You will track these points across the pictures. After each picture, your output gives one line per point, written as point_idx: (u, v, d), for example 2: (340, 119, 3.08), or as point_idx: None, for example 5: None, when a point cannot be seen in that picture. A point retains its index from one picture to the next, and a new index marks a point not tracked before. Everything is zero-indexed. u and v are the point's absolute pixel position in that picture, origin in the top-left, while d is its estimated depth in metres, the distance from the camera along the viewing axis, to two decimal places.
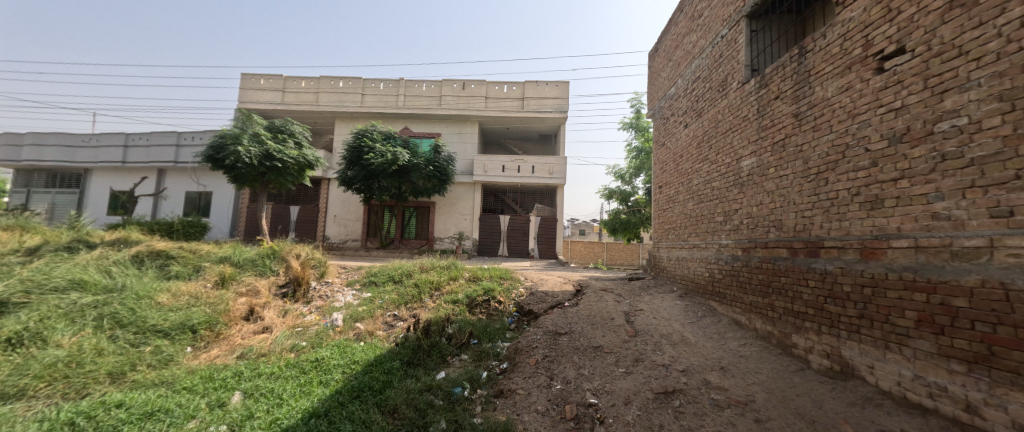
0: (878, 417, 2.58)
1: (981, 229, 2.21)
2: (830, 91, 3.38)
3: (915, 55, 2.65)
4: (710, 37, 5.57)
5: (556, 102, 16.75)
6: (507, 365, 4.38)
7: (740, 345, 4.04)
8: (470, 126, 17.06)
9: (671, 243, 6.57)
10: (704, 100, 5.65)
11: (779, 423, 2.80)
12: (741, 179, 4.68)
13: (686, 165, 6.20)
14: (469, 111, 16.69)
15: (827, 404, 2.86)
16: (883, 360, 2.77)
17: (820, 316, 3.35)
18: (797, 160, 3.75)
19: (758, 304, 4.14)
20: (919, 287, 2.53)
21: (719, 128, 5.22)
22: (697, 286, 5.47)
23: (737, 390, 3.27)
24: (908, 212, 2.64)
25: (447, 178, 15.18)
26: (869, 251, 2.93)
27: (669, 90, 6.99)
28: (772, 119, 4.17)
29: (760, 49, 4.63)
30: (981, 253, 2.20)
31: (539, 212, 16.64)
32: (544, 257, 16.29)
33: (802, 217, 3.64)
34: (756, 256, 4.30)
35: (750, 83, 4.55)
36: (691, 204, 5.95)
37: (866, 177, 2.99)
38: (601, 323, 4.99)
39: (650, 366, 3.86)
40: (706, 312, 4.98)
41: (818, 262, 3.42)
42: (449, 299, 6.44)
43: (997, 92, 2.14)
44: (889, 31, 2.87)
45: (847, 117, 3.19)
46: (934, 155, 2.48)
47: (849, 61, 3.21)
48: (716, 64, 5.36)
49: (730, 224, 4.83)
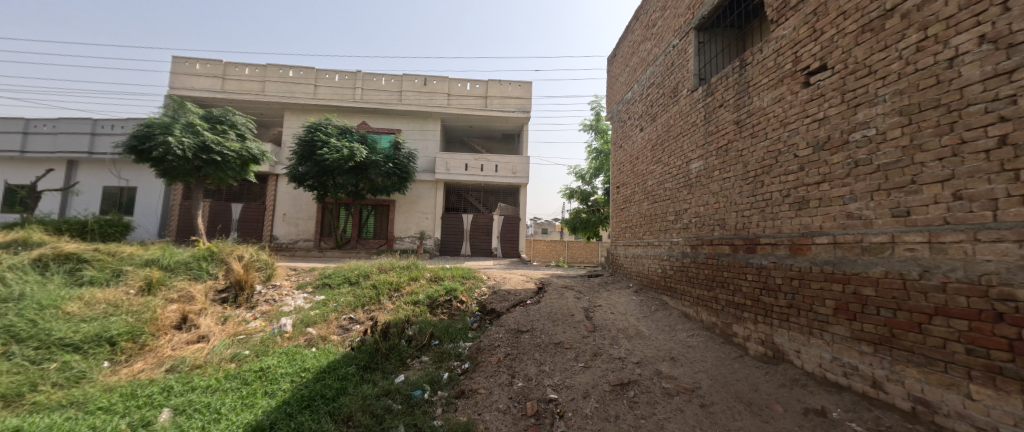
0: (804, 397, 2.88)
1: (884, 226, 2.54)
2: (766, 102, 3.70)
3: (834, 72, 2.99)
4: (662, 46, 5.88)
5: (519, 102, 16.87)
6: (469, 365, 4.33)
7: (688, 336, 4.32)
8: (432, 123, 16.71)
9: (627, 241, 6.86)
10: (658, 105, 5.95)
11: (721, 406, 3.04)
12: (690, 180, 4.98)
13: (641, 166, 6.50)
14: (431, 107, 16.33)
15: (762, 386, 3.15)
16: (807, 345, 3.09)
17: (756, 306, 3.66)
18: (737, 164, 4.06)
19: (704, 297, 4.44)
20: (836, 278, 2.86)
21: (671, 132, 5.53)
22: (651, 282, 5.76)
23: (685, 378, 3.50)
24: (827, 212, 2.97)
25: (408, 176, 14.72)
26: (796, 247, 3.25)
27: (626, 94, 7.29)
28: (716, 125, 4.48)
29: (707, 59, 4.97)
30: (884, 248, 2.53)
31: (502, 211, 16.68)
32: (507, 256, 16.33)
33: (742, 216, 3.95)
34: (702, 252, 4.59)
35: (698, 91, 4.87)
36: (646, 204, 6.26)
37: (794, 181, 3.31)
38: (562, 320, 5.10)
39: (608, 359, 4.00)
40: (659, 306, 5.27)
41: (754, 257, 3.73)
42: (409, 301, 6.26)
43: (898, 107, 2.48)
44: (814, 49, 3.20)
45: (779, 126, 3.52)
46: (849, 162, 2.81)
47: (781, 75, 3.53)
48: (668, 72, 5.66)
49: (680, 223, 5.14)
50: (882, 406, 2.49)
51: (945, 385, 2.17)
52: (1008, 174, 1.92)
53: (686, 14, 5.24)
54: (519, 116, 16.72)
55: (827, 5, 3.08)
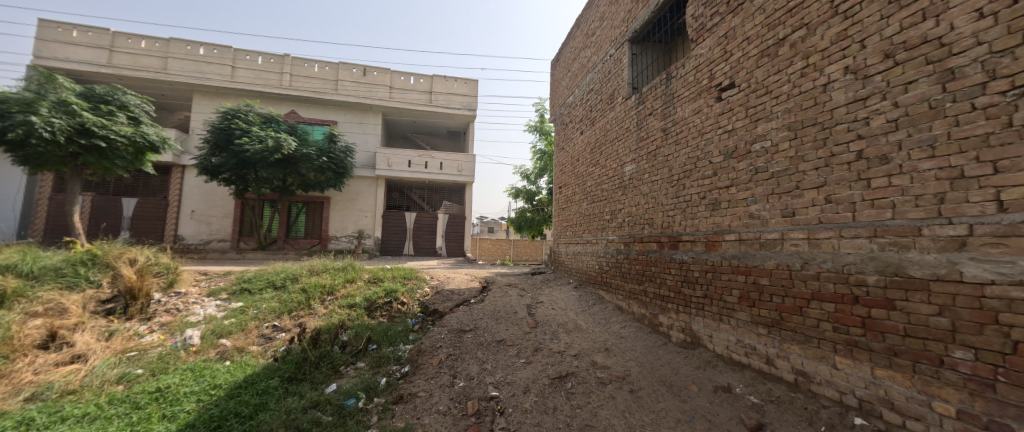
0: (714, 376, 3.26)
1: (777, 225, 2.95)
2: (687, 112, 4.08)
3: (740, 89, 3.40)
4: (601, 54, 6.20)
5: (465, 100, 16.66)
6: (409, 368, 4.19)
7: (621, 327, 4.63)
8: (373, 117, 15.85)
9: (568, 239, 7.14)
10: (596, 111, 6.27)
11: (647, 390, 3.31)
12: (624, 182, 5.32)
13: (581, 168, 6.82)
14: (371, 99, 15.47)
15: (681, 369, 3.49)
16: (717, 330, 3.48)
17: (678, 298, 4.04)
18: (664, 168, 4.43)
19: (636, 290, 4.78)
20: (740, 270, 3.26)
21: (607, 137, 5.86)
22: (590, 278, 6.06)
23: (617, 366, 3.75)
24: (735, 212, 3.38)
25: (345, 172, 13.77)
26: (710, 243, 3.64)
27: (569, 98, 7.57)
28: (647, 131, 4.85)
29: (639, 70, 5.36)
30: (776, 244, 2.96)
31: (447, 210, 16.38)
32: (452, 255, 16.08)
33: (667, 216, 4.32)
34: (634, 249, 4.94)
35: (631, 99, 5.22)
36: (585, 204, 6.57)
37: (709, 184, 3.70)
38: (504, 317, 5.16)
39: (548, 353, 4.13)
40: (596, 300, 5.57)
41: (677, 253, 4.10)
42: (343, 304, 5.88)
43: (788, 123, 2.91)
44: (724, 69, 3.62)
45: (698, 135, 3.91)
46: (751, 168, 3.22)
47: (699, 89, 3.93)
48: (606, 79, 5.99)
49: (615, 222, 5.47)
50: (773, 379, 2.91)
51: (818, 358, 2.59)
52: (862, 182, 2.37)
53: (621, 26, 5.59)
54: (464, 113, 16.51)
55: (735, 30, 3.50)
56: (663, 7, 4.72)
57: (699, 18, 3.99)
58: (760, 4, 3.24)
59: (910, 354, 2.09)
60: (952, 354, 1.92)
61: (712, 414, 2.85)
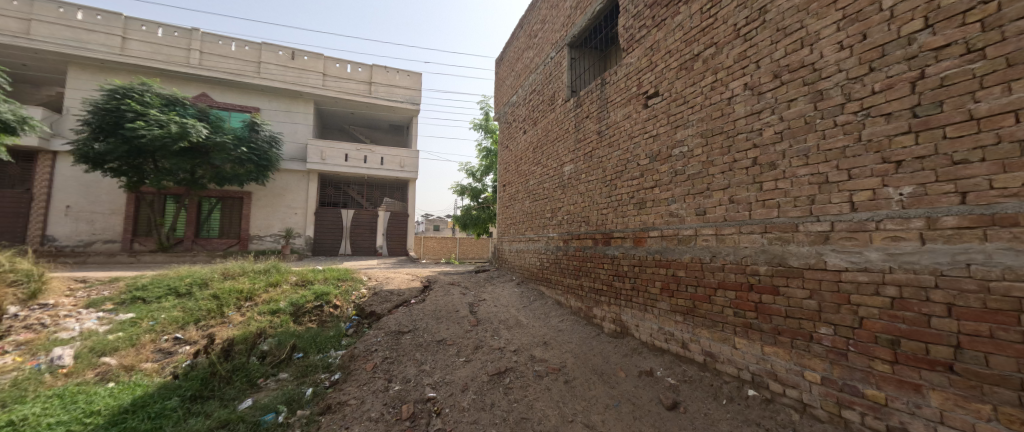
0: (639, 362, 3.52)
1: (691, 222, 3.27)
2: (619, 117, 4.34)
3: (663, 98, 3.70)
4: (542, 57, 6.37)
5: (408, 93, 16.06)
6: (340, 376, 3.93)
7: (559, 321, 4.81)
8: (304, 105, 14.61)
9: (511, 237, 7.25)
10: (538, 111, 6.42)
11: (580, 379, 3.48)
12: (564, 181, 5.52)
13: (524, 167, 6.94)
14: (302, 86, 14.23)
15: (611, 357, 3.73)
16: (643, 319, 3.76)
17: (610, 290, 4.29)
18: (599, 168, 4.67)
19: (573, 285, 4.99)
20: (662, 263, 3.56)
21: (548, 137, 6.03)
22: (531, 274, 6.21)
23: (554, 359, 3.89)
24: (658, 211, 3.67)
25: (269, 165, 12.54)
26: (638, 239, 3.92)
27: (512, 97, 7.65)
28: (584, 133, 5.07)
29: (577, 75, 5.58)
30: (690, 239, 3.27)
31: (388, 207, 15.70)
32: (394, 254, 15.43)
33: (601, 214, 4.56)
34: (572, 246, 5.14)
35: (570, 101, 5.43)
36: (527, 202, 6.70)
37: (637, 185, 3.98)
38: (446, 317, 5.09)
39: (488, 351, 4.16)
40: (537, 295, 5.73)
41: (609, 249, 4.36)
42: (264, 311, 5.36)
43: (701, 131, 3.23)
44: (650, 78, 3.91)
45: (628, 139, 4.18)
46: (672, 171, 3.52)
47: (629, 96, 4.20)
48: (547, 81, 6.16)
49: (555, 220, 5.66)
50: (687, 361, 3.23)
51: (721, 340, 2.93)
52: (756, 185, 2.73)
53: (561, 30, 5.78)
54: (407, 107, 15.92)
55: (660, 43, 3.80)
56: (599, 15, 4.97)
57: (629, 30, 4.27)
58: (680, 21, 3.57)
59: (789, 332, 2.45)
60: (819, 330, 2.29)
61: (636, 397, 3.08)
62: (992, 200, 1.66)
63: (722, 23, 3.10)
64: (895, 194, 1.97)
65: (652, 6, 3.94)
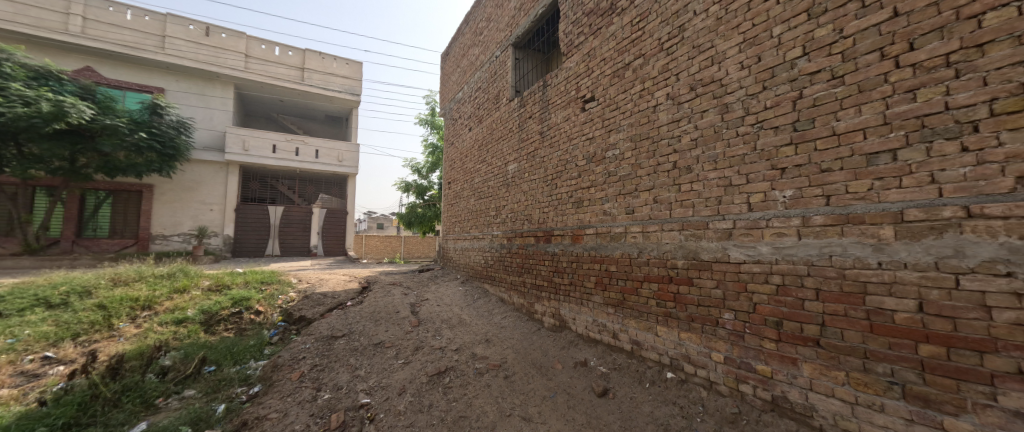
0: (574, 353, 3.70)
1: (622, 220, 3.50)
2: (559, 119, 4.50)
3: (599, 102, 3.90)
4: (487, 55, 6.38)
5: (347, 83, 15.08)
6: (260, 388, 3.62)
7: (502, 318, 4.87)
8: (220, 89, 13.07)
9: (456, 235, 7.17)
10: (483, 109, 6.43)
11: (520, 374, 3.56)
12: (508, 180, 5.59)
13: (469, 164, 6.90)
14: (218, 67, 12.70)
15: (550, 350, 3.87)
16: (579, 312, 3.95)
17: (549, 286, 4.44)
18: (541, 168, 4.79)
19: (516, 282, 5.09)
20: (597, 259, 3.77)
21: (493, 135, 6.06)
22: (476, 272, 6.20)
23: (494, 356, 3.93)
24: (593, 210, 3.87)
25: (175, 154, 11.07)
26: (575, 236, 4.10)
27: (458, 93, 7.57)
28: (527, 133, 5.17)
29: (521, 75, 5.68)
30: (621, 236, 3.50)
31: (324, 204, 14.67)
32: (330, 254, 14.46)
33: (543, 212, 4.69)
34: (515, 243, 5.24)
35: (514, 101, 5.50)
36: (472, 200, 6.67)
37: (576, 184, 4.16)
38: (385, 318, 4.92)
39: (428, 351, 4.08)
40: (481, 293, 5.75)
41: (549, 246, 4.51)
42: (167, 320, 4.71)
43: (631, 136, 3.47)
44: (587, 83, 4.11)
45: (567, 140, 4.34)
46: (606, 172, 3.74)
47: (568, 99, 4.38)
48: (492, 79, 6.19)
49: (499, 218, 5.70)
50: (617, 350, 3.45)
51: (645, 328, 3.18)
52: (675, 187, 3.00)
53: (505, 30, 5.83)
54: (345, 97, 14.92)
55: (596, 50, 4.00)
56: (541, 19, 5.10)
57: (569, 35, 4.44)
58: (613, 31, 3.79)
59: (701, 318, 2.74)
60: (723, 316, 2.59)
61: (571, 387, 3.23)
62: (848, 203, 2.00)
63: (649, 36, 3.36)
64: (780, 197, 2.30)
65: (589, 14, 4.14)
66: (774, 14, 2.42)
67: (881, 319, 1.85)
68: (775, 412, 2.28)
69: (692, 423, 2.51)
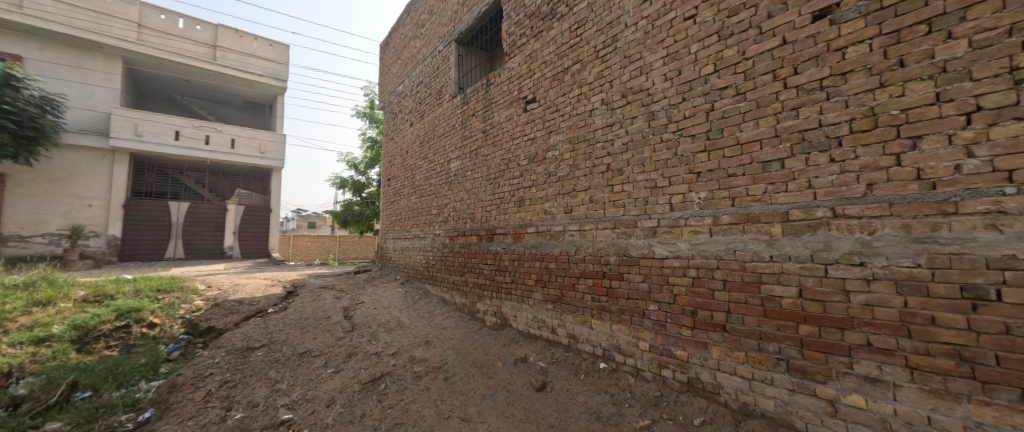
0: (515, 350, 3.74)
1: (561, 219, 3.62)
2: (502, 118, 4.52)
3: (540, 104, 3.99)
4: (429, 48, 6.20)
5: (269, 66, 13.68)
6: (152, 413, 3.13)
7: (443, 318, 4.78)
8: (103, 62, 11.08)
9: (396, 234, 6.87)
10: (425, 104, 6.23)
11: (460, 375, 3.51)
12: (450, 177, 5.48)
13: (410, 161, 6.65)
14: (99, 36, 10.74)
15: (490, 349, 3.87)
16: (520, 310, 4.00)
17: (492, 285, 4.44)
18: (483, 167, 4.78)
19: (458, 281, 5.01)
20: (537, 257, 3.85)
21: (435, 131, 5.90)
22: (416, 273, 6.01)
23: (434, 358, 3.83)
24: (534, 209, 3.95)
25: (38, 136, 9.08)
26: (517, 235, 4.14)
27: (398, 86, 7.25)
28: (470, 131, 5.12)
29: (464, 72, 5.60)
30: (559, 234, 3.63)
31: (241, 200, 13.14)
32: (248, 256, 13.01)
33: (485, 211, 4.67)
34: (457, 242, 5.15)
35: (457, 98, 5.41)
36: (413, 198, 6.44)
37: (517, 184, 4.21)
38: (313, 325, 4.60)
39: (362, 357, 3.86)
40: (422, 295, 5.59)
41: (492, 245, 4.50)
42: (22, 340, 3.75)
43: (570, 138, 3.60)
44: (529, 84, 4.17)
45: (509, 140, 4.38)
46: (546, 172, 3.84)
47: (511, 99, 4.41)
48: (434, 74, 6.02)
49: (441, 217, 5.57)
50: (555, 344, 3.55)
51: (581, 322, 3.33)
52: (608, 187, 3.18)
53: (448, 24, 5.71)
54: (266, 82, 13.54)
55: (537, 53, 4.08)
56: (484, 17, 5.08)
57: (511, 36, 4.48)
58: (553, 36, 3.90)
59: (629, 310, 2.94)
60: (649, 308, 2.80)
61: (511, 384, 3.26)
62: (748, 204, 2.27)
63: (586, 43, 3.51)
64: (695, 198, 2.55)
65: (531, 17, 4.21)
66: (691, 33, 2.67)
67: (772, 305, 2.14)
68: (689, 393, 2.52)
69: (621, 408, 2.67)
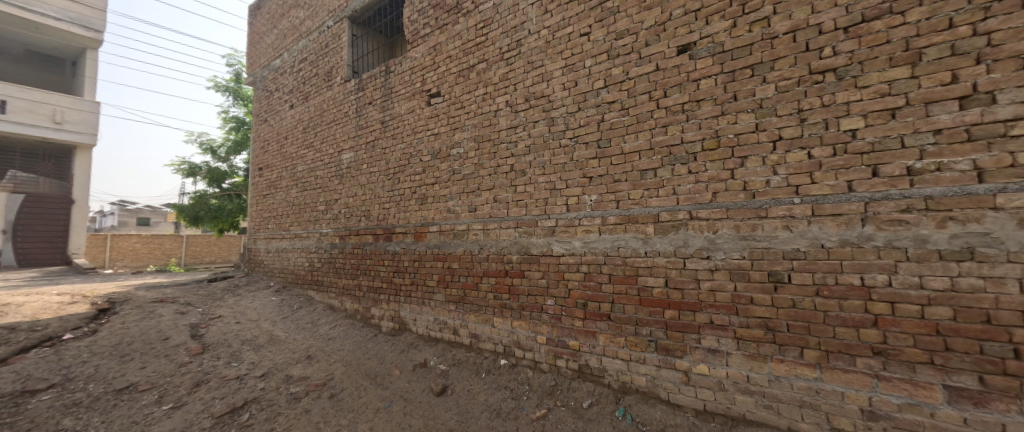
0: (413, 355, 3.53)
1: (464, 218, 3.55)
2: (403, 110, 4.23)
3: (444, 99, 3.85)
4: (316, 22, 5.42)
5: (73, 9, 10.48)
6: None
7: (330, 328, 4.24)
8: None
9: (269, 234, 5.84)
10: (310, 85, 5.43)
11: (348, 389, 3.16)
12: (341, 170, 4.88)
13: (289, 148, 5.71)
14: None
15: (386, 357, 3.58)
16: (421, 313, 3.78)
17: (389, 288, 4.10)
18: (381, 160, 4.39)
19: (349, 286, 4.49)
20: (440, 257, 3.70)
21: (323, 117, 5.19)
22: (297, 278, 5.19)
23: (317, 374, 3.38)
24: (438, 207, 3.79)
25: None
26: (418, 234, 3.91)
27: (275, 60, 6.16)
28: (365, 120, 4.64)
29: (359, 54, 5.06)
30: (463, 232, 3.56)
31: (19, 188, 10.19)
32: (28, 263, 10.13)
33: (382, 208, 4.30)
34: (349, 243, 4.61)
35: (350, 82, 4.85)
36: (293, 191, 5.55)
37: (419, 180, 3.98)
38: (141, 351, 3.59)
39: (216, 385, 3.19)
40: (303, 303, 4.86)
41: (390, 244, 4.16)
42: None
43: (475, 136, 3.57)
44: (433, 77, 3.99)
45: (411, 133, 4.12)
46: (450, 170, 3.72)
47: (413, 90, 4.15)
48: (322, 52, 5.30)
49: (329, 214, 4.92)
50: (457, 346, 3.46)
51: (483, 321, 3.32)
52: (512, 188, 3.24)
53: None
54: (67, 30, 10.35)
55: (442, 45, 3.94)
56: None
57: (414, 23, 4.23)
58: (458, 31, 3.81)
59: (529, 306, 3.05)
60: (547, 303, 2.95)
61: (408, 392, 3.06)
62: (629, 207, 2.58)
63: (491, 44, 3.52)
64: (588, 200, 2.78)
65: (435, 7, 4.04)
66: (586, 48, 2.91)
67: (646, 294, 2.47)
68: (579, 378, 2.73)
69: (519, 402, 2.75)
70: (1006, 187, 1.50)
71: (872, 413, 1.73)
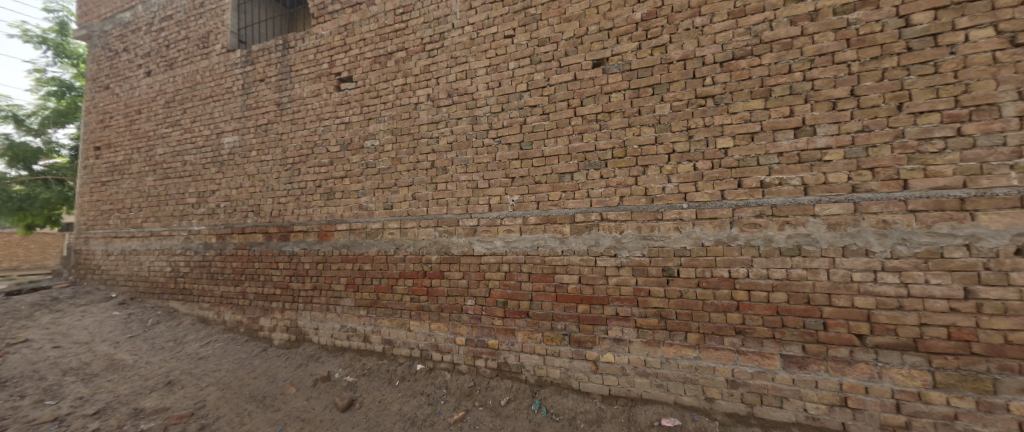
0: (314, 369, 3.13)
1: (379, 216, 3.28)
2: (306, 92, 3.72)
3: (356, 85, 3.51)
4: None
5: None
6: None
7: (203, 345, 3.50)
8: None
9: (110, 232, 4.57)
10: (177, 50, 4.42)
11: (226, 417, 2.65)
12: (220, 157, 4.07)
13: (144, 125, 4.55)
14: None
15: (279, 374, 3.10)
16: (324, 321, 3.37)
17: (285, 294, 3.56)
18: (276, 147, 3.79)
19: (230, 294, 3.77)
20: (349, 258, 3.35)
21: (196, 91, 4.27)
22: (154, 286, 4.16)
23: (182, 403, 2.76)
24: (347, 203, 3.43)
25: None
26: (323, 233, 3.48)
27: (123, 13, 4.86)
28: (256, 99, 3.96)
29: (247, 22, 4.31)
30: (377, 231, 3.28)
31: None
32: None
33: (277, 204, 3.71)
34: (230, 243, 3.87)
35: (235, 53, 4.08)
36: (149, 179, 4.43)
37: (325, 173, 3.55)
38: None
39: None
40: (163, 317, 3.92)
41: (286, 245, 3.62)
42: None
43: (392, 128, 3.32)
44: (344, 60, 3.59)
45: (315, 119, 3.64)
46: (363, 163, 3.40)
47: (319, 72, 3.68)
48: (195, 12, 4.35)
49: (203, 208, 4.06)
50: (367, 354, 3.17)
51: (398, 326, 3.11)
52: (432, 185, 3.11)
53: None
54: None
55: (354, 26, 3.57)
56: None
57: None
58: (374, 13, 3.51)
59: (448, 308, 2.96)
60: (467, 303, 2.90)
61: (306, 411, 2.71)
62: (548, 208, 2.69)
63: (412, 32, 3.33)
64: (510, 200, 2.81)
65: None
66: (510, 50, 2.94)
67: (561, 291, 2.60)
68: (498, 377, 2.75)
69: (436, 407, 2.65)
70: (821, 199, 1.97)
71: (734, 382, 2.10)
